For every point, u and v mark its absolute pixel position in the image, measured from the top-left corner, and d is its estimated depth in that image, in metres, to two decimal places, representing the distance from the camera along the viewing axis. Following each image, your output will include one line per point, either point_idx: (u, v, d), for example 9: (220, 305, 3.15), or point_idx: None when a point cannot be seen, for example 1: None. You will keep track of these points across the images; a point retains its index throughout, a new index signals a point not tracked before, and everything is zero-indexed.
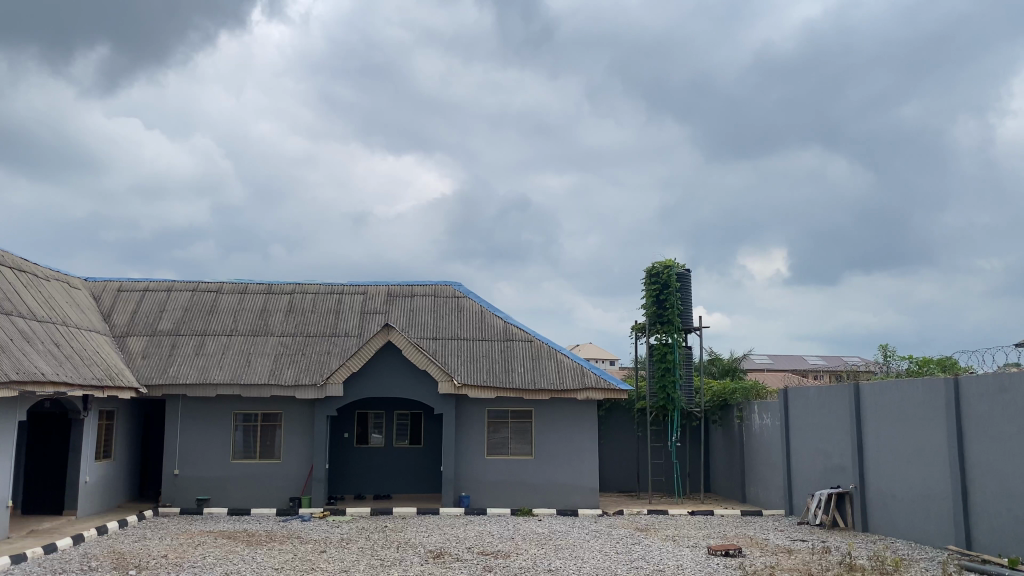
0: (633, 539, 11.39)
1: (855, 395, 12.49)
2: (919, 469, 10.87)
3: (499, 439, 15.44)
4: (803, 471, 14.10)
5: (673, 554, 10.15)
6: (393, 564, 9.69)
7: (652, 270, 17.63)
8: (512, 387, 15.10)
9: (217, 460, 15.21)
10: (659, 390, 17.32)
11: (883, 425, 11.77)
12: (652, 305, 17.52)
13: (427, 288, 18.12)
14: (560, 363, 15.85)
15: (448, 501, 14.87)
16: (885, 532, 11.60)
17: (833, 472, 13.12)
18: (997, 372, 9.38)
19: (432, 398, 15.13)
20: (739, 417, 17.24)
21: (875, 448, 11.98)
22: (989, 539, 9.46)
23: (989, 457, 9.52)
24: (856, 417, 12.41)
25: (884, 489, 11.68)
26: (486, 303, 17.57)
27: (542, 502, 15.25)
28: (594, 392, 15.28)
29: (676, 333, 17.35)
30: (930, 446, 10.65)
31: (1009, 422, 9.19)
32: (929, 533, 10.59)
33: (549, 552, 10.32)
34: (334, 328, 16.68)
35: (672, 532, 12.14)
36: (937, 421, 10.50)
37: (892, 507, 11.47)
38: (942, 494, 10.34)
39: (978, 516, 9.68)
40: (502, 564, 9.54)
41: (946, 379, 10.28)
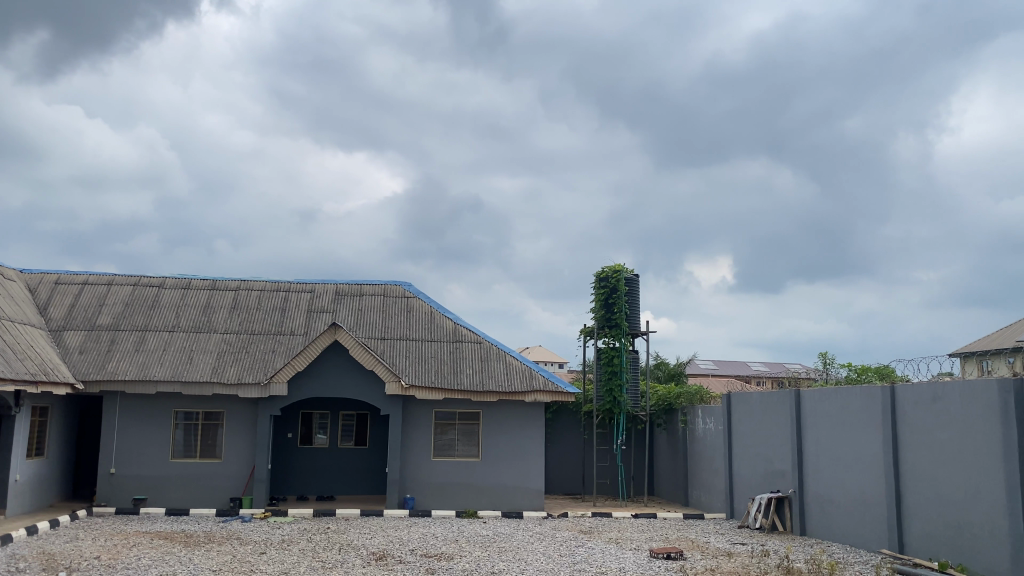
0: (576, 541, 11.45)
1: (795, 402, 12.76)
2: (856, 474, 11.14)
3: (446, 441, 15.37)
4: (743, 474, 14.35)
5: (616, 556, 10.22)
6: (335, 566, 9.58)
7: (602, 274, 17.75)
8: (460, 389, 15.04)
9: (156, 459, 14.85)
10: (606, 393, 17.45)
11: (822, 430, 12.04)
12: (601, 309, 17.65)
13: (376, 287, 17.98)
14: (509, 365, 15.87)
15: (392, 503, 14.76)
16: (822, 535, 11.88)
17: (773, 476, 13.38)
18: (931, 381, 9.67)
19: (379, 399, 15.01)
20: (683, 421, 17.47)
21: (813, 452, 12.25)
22: (921, 543, 9.74)
23: (922, 463, 9.81)
24: (796, 423, 12.68)
25: (822, 494, 11.94)
26: (436, 304, 17.50)
27: (487, 505, 15.25)
28: (542, 395, 15.34)
29: (624, 338, 17.50)
30: (865, 451, 10.95)
31: (941, 430, 9.48)
32: (864, 537, 10.86)
33: (492, 554, 10.33)
34: (279, 327, 16.43)
35: (615, 535, 12.25)
36: (873, 427, 10.79)
37: (828, 511, 11.74)
38: (877, 499, 10.61)
39: (911, 520, 9.95)
40: (445, 566, 9.48)
41: (883, 388, 10.56)
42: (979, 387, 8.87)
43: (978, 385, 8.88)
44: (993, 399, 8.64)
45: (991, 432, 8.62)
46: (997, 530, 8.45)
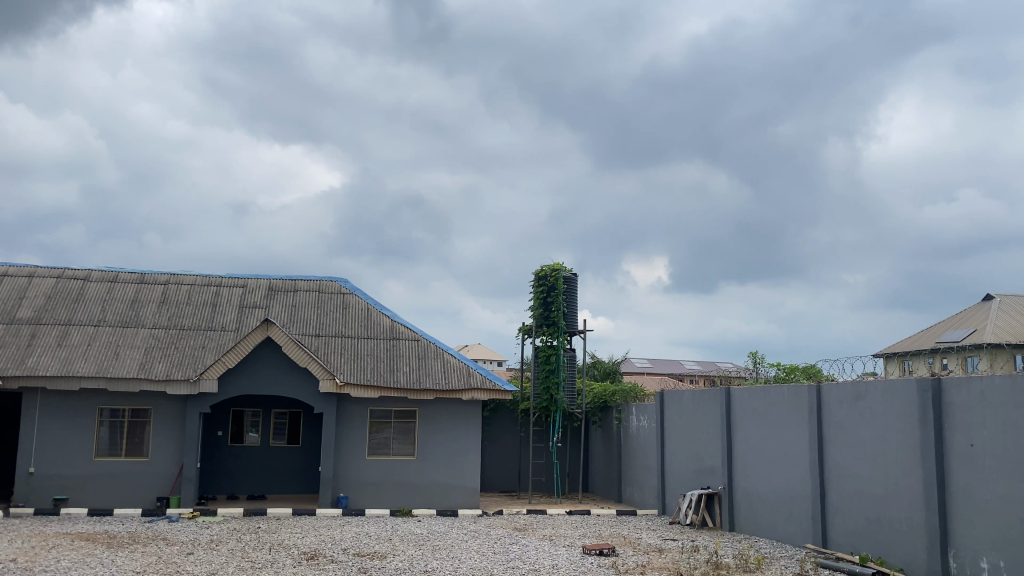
0: (510, 539, 11.48)
1: (726, 400, 13.04)
2: (783, 470, 11.43)
3: (381, 439, 15.23)
4: (675, 471, 14.60)
5: (549, 553, 10.29)
6: (265, 566, 9.41)
7: (541, 273, 17.82)
8: (396, 387, 14.93)
9: (79, 457, 14.37)
10: (542, 391, 17.52)
11: (751, 428, 12.33)
12: (539, 308, 17.72)
13: (311, 283, 17.72)
14: (446, 363, 15.81)
15: (326, 502, 14.56)
16: (749, 531, 12.16)
17: (703, 473, 13.64)
18: (855, 381, 9.98)
19: (313, 397, 14.79)
20: (618, 418, 17.67)
21: (743, 449, 12.53)
22: (843, 538, 10.03)
23: (846, 461, 10.12)
24: (727, 421, 12.96)
25: (750, 490, 12.22)
26: (372, 301, 17.34)
27: (422, 503, 15.19)
28: (479, 392, 15.34)
29: (561, 336, 17.60)
30: (792, 448, 11.24)
31: (864, 427, 9.79)
32: (790, 532, 11.14)
33: (426, 553, 10.29)
34: (210, 322, 16.05)
35: (549, 532, 12.32)
36: (800, 425, 11.09)
37: (756, 507, 12.02)
38: (802, 495, 10.91)
39: (835, 516, 10.25)
40: (378, 565, 9.40)
41: (809, 387, 10.86)
42: (899, 386, 9.19)
43: (899, 385, 9.20)
44: (913, 398, 8.96)
45: (911, 430, 8.94)
46: (915, 525, 8.77)
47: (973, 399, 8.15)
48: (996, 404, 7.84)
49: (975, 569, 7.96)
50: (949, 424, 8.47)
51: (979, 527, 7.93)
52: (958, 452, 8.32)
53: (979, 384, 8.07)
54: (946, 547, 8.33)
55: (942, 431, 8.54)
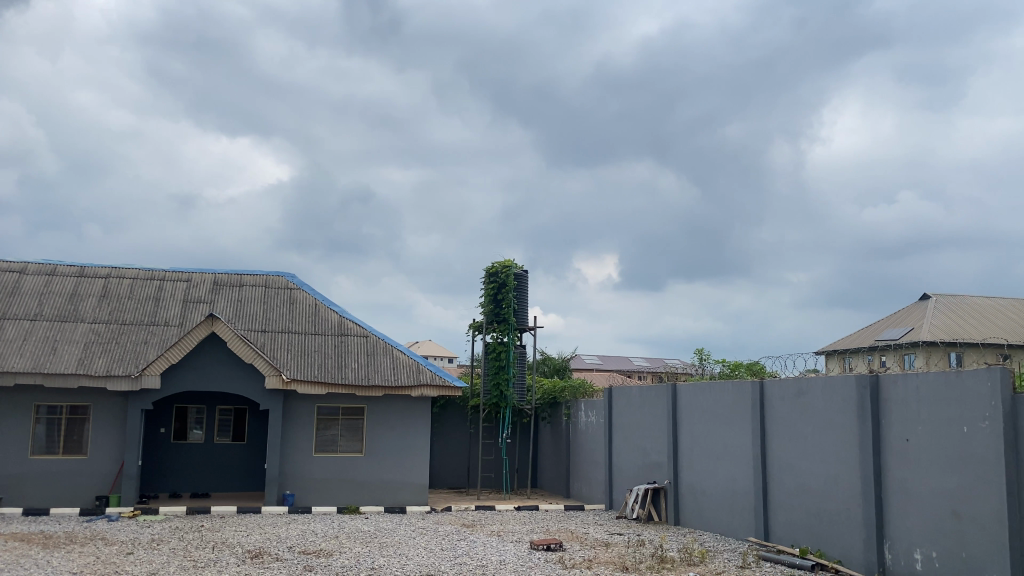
0: (457, 535, 11.48)
1: (673, 396, 13.23)
2: (727, 465, 11.63)
3: (328, 436, 15.09)
4: (622, 466, 14.75)
5: (497, 549, 10.31)
6: (207, 565, 9.24)
7: (492, 269, 17.83)
8: (344, 383, 14.79)
9: (13, 456, 13.94)
10: (492, 387, 17.54)
11: (696, 423, 12.53)
12: (489, 304, 17.74)
13: (257, 278, 17.46)
14: (395, 359, 15.73)
15: (271, 500, 14.37)
16: (694, 524, 12.36)
17: (650, 468, 13.82)
18: (797, 377, 10.21)
19: (258, 393, 14.58)
20: (567, 414, 17.79)
21: (688, 445, 12.72)
22: (784, 531, 10.26)
23: (787, 455, 10.35)
24: (673, 417, 13.14)
25: (695, 484, 12.41)
26: (320, 297, 17.15)
27: (370, 500, 15.10)
28: (428, 389, 15.29)
29: (511, 332, 17.64)
30: (736, 443, 11.46)
31: (805, 423, 10.03)
32: (733, 526, 11.35)
33: (373, 550, 10.23)
34: (152, 317, 15.70)
35: (497, 528, 12.34)
36: (743, 420, 11.30)
37: (701, 501, 12.22)
38: (745, 489, 11.12)
39: (776, 509, 10.48)
40: (323, 563, 9.31)
41: (753, 383, 11.08)
42: (839, 381, 9.43)
43: (839, 381, 9.44)
44: (851, 394, 9.20)
45: (850, 425, 9.18)
46: (852, 517, 9.01)
47: (909, 395, 8.39)
48: (930, 399, 8.09)
49: (909, 560, 8.20)
50: (886, 419, 8.72)
51: (914, 519, 8.17)
52: (894, 446, 8.56)
53: (914, 380, 8.32)
54: (882, 538, 8.58)
55: (879, 426, 8.79)
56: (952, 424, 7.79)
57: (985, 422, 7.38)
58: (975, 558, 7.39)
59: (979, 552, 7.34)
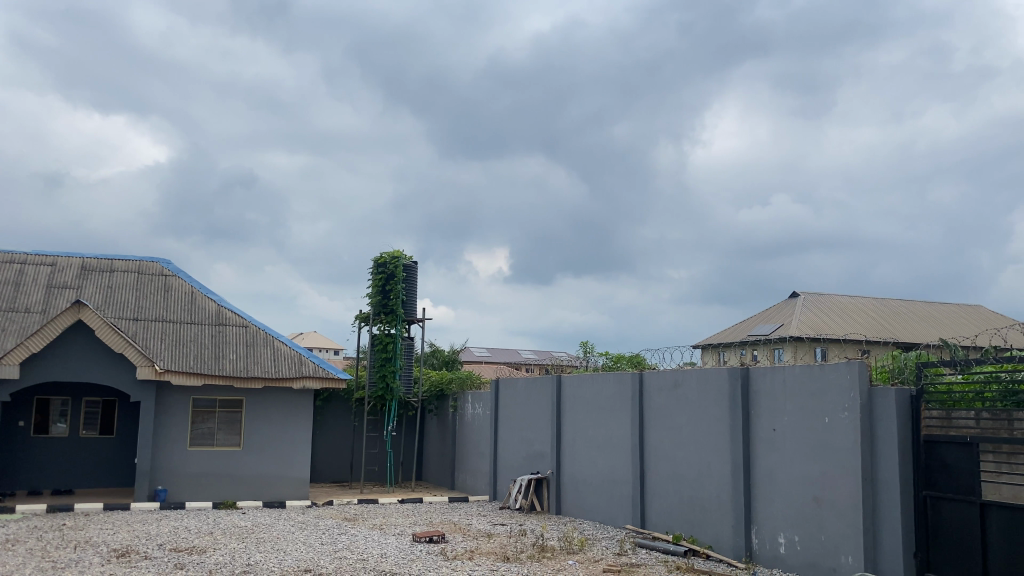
0: (338, 529, 11.30)
1: (556, 387, 13.45)
2: (607, 455, 11.92)
3: (204, 429, 14.54)
4: (507, 457, 14.89)
5: (378, 542, 10.21)
6: (67, 565, 8.75)
7: (380, 260, 17.59)
8: (222, 375, 14.28)
9: None
10: (377, 379, 17.33)
11: (578, 414, 12.79)
12: (376, 295, 17.50)
13: (129, 263, 16.61)
14: (276, 350, 15.31)
15: (141, 496, 13.73)
16: (574, 513, 12.63)
17: (533, 459, 14.01)
18: (674, 369, 10.57)
19: (129, 384, 13.88)
20: (453, 406, 17.80)
21: (570, 435, 12.96)
22: (659, 518, 10.62)
23: (663, 445, 10.71)
24: (556, 408, 13.36)
25: (577, 474, 12.65)
26: (198, 284, 16.49)
27: (248, 495, 14.66)
28: (311, 381, 14.97)
29: (399, 324, 17.48)
30: (615, 433, 11.76)
31: (680, 413, 10.39)
32: (611, 514, 11.66)
33: (249, 546, 9.93)
34: (11, 303, 14.67)
35: (379, 521, 12.20)
36: (623, 411, 11.62)
37: (581, 490, 12.49)
38: (624, 478, 11.42)
39: (652, 498, 10.82)
40: (195, 560, 8.97)
41: (633, 375, 11.40)
42: (712, 373, 9.81)
43: (712, 373, 9.82)
44: (723, 386, 9.60)
45: (722, 416, 9.56)
46: (723, 504, 9.40)
47: (776, 386, 8.83)
48: (796, 391, 8.52)
49: (774, 544, 8.64)
50: (755, 410, 9.14)
51: (779, 505, 8.61)
52: (763, 436, 8.98)
53: (782, 373, 8.75)
54: (750, 524, 9.00)
55: (749, 416, 9.21)
56: (814, 414, 8.25)
57: (845, 413, 7.84)
58: (833, 541, 7.85)
59: (837, 535, 7.80)
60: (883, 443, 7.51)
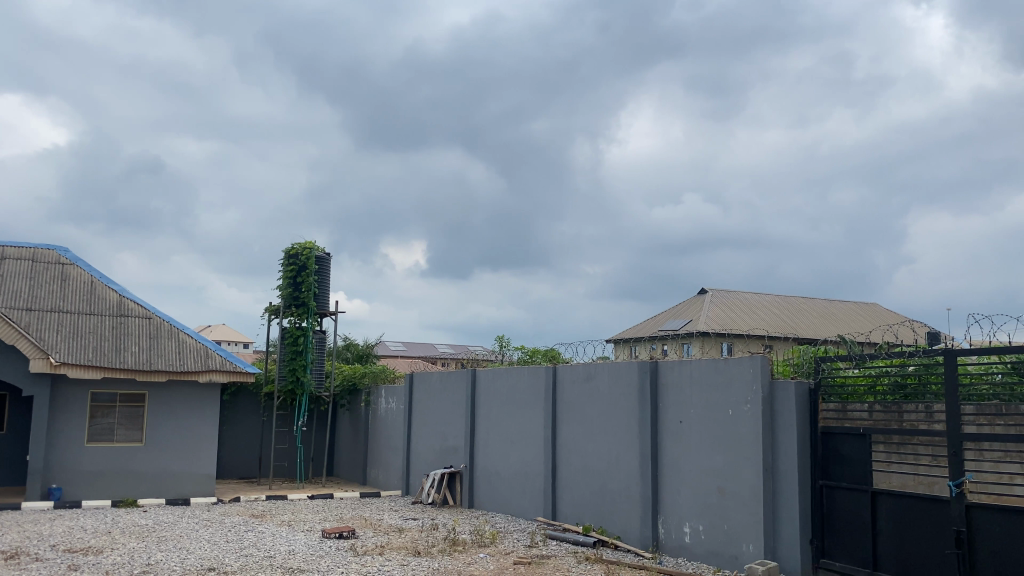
0: (245, 526, 11.03)
1: (470, 381, 13.45)
2: (519, 449, 12.00)
3: (103, 425, 13.95)
4: (420, 452, 14.82)
5: (286, 538, 10.03)
6: None
7: (291, 251, 17.21)
8: (122, 368, 13.73)
9: None
10: (288, 373, 16.97)
11: (492, 408, 12.83)
12: (287, 287, 17.11)
13: (23, 251, 15.78)
14: (182, 343, 14.82)
15: (33, 495, 13.08)
16: (487, 507, 12.68)
17: (447, 453, 13.98)
18: (587, 363, 10.71)
19: (21, 378, 13.20)
20: (366, 400, 17.58)
21: (484, 429, 12.99)
22: (570, 510, 10.76)
23: (574, 438, 10.84)
24: (471, 401, 13.37)
25: (490, 467, 12.71)
26: (98, 274, 15.81)
27: (150, 493, 14.15)
28: (218, 374, 14.54)
29: (311, 317, 17.15)
30: (528, 426, 11.85)
31: (592, 406, 10.54)
32: (523, 506, 11.75)
33: (150, 545, 9.60)
34: None
35: (288, 518, 11.96)
36: (536, 404, 11.71)
37: (494, 484, 12.54)
38: (536, 471, 11.52)
39: (563, 490, 10.95)
40: (91, 561, 8.62)
41: (547, 369, 11.50)
42: (623, 367, 9.98)
43: (623, 367, 9.99)
44: (633, 379, 9.78)
45: (632, 409, 9.75)
46: (632, 495, 9.59)
47: (683, 380, 9.05)
48: (702, 384, 8.74)
49: (679, 534, 8.86)
50: (663, 403, 9.35)
51: (684, 495, 8.84)
52: (670, 428, 9.20)
53: (688, 367, 8.97)
54: (656, 515, 9.21)
55: (657, 409, 9.41)
56: (719, 407, 8.49)
57: (747, 406, 8.10)
58: (735, 530, 8.11)
59: (739, 525, 8.06)
60: (783, 435, 7.80)
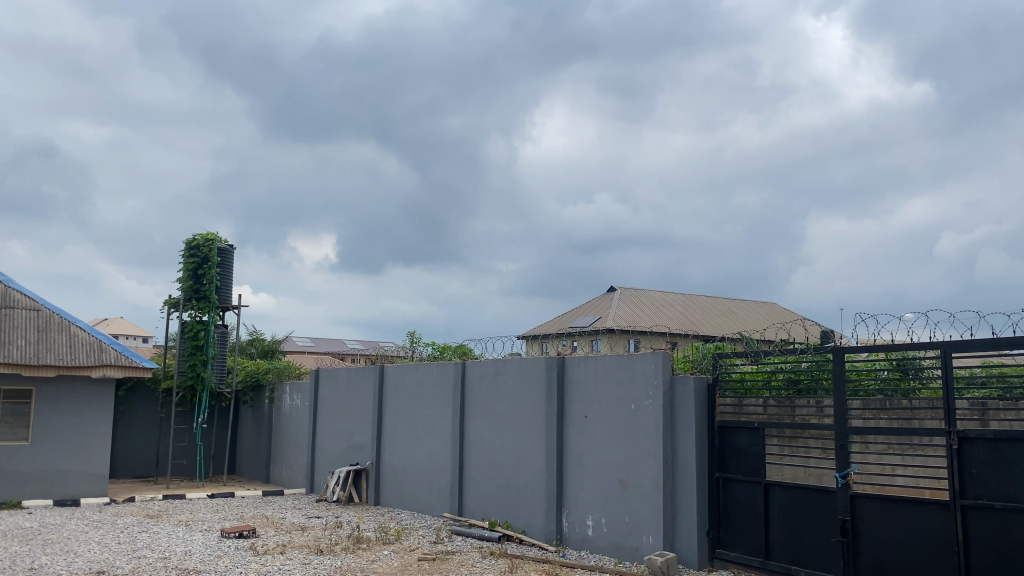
0: (138, 527, 10.60)
1: (378, 377, 13.30)
2: (427, 444, 11.95)
3: None
4: (325, 449, 14.57)
5: (182, 539, 9.69)
6: None
7: (192, 243, 16.62)
8: (7, 363, 12.99)
9: None
10: (187, 368, 16.41)
11: (399, 404, 12.72)
12: (188, 280, 16.52)
13: None
14: (73, 337, 14.12)
15: None
16: (393, 504, 12.58)
17: (353, 450, 13.79)
18: (495, 358, 10.74)
19: None
20: (270, 396, 17.16)
21: (391, 426, 12.87)
22: (476, 505, 10.78)
23: (481, 433, 10.86)
24: (378, 398, 13.23)
25: (396, 464, 12.61)
26: None
27: (36, 494, 13.45)
28: (112, 370, 13.91)
29: (212, 311, 16.62)
30: (436, 422, 11.81)
31: (500, 401, 10.58)
32: (429, 503, 11.71)
33: (34, 548, 9.11)
34: None
35: (185, 517, 11.57)
36: (445, 400, 11.68)
37: (401, 480, 12.45)
38: (443, 467, 11.49)
39: (470, 486, 10.96)
40: None
41: (456, 364, 11.48)
42: (530, 363, 10.05)
43: (530, 362, 10.06)
44: (540, 374, 9.86)
45: (538, 404, 9.83)
46: (536, 489, 9.67)
47: (588, 375, 9.18)
48: (607, 380, 8.89)
49: (582, 527, 8.99)
50: (569, 397, 9.46)
51: (588, 489, 8.98)
52: (575, 422, 9.32)
53: (594, 362, 9.10)
54: (561, 508, 9.32)
55: (563, 403, 9.52)
56: (622, 402, 8.64)
57: (648, 400, 8.27)
58: (636, 522, 8.27)
59: (640, 517, 8.22)
60: (682, 428, 8.01)
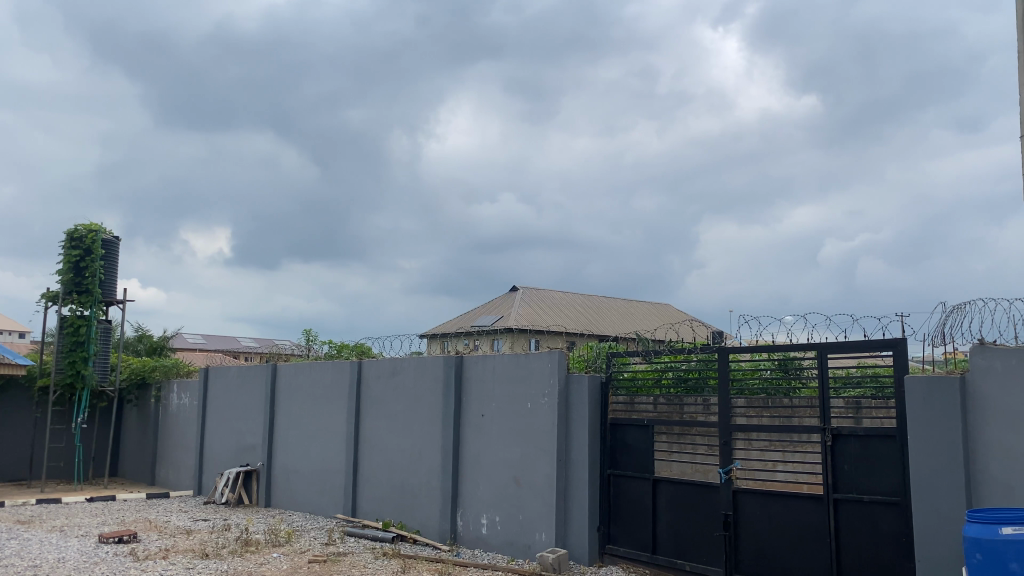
0: (7, 534, 9.96)
1: (271, 376, 12.95)
2: (320, 445, 11.72)
3: None
4: (214, 450, 14.10)
5: (55, 546, 9.16)
6: None
7: (73, 233, 15.74)
8: None
9: None
10: (66, 365, 15.56)
11: (293, 403, 12.43)
12: (68, 272, 15.65)
13: None
14: None
15: None
16: (284, 506, 12.29)
17: (243, 451, 13.40)
18: (392, 357, 10.63)
19: None
20: (156, 395, 16.48)
21: (284, 425, 12.56)
22: (370, 506, 10.65)
23: (377, 432, 10.74)
24: (270, 397, 12.88)
25: (288, 465, 12.31)
26: None
27: None
28: None
29: (95, 305, 15.81)
30: (331, 422, 11.59)
31: (396, 400, 10.48)
32: (322, 503, 11.50)
33: None
34: None
35: (60, 523, 10.95)
36: (340, 400, 11.48)
37: (292, 481, 12.17)
38: (337, 468, 11.30)
39: (364, 486, 10.82)
40: None
41: (352, 363, 11.30)
42: (428, 361, 10.00)
43: (427, 361, 10.01)
44: (437, 373, 9.82)
45: (435, 402, 9.80)
46: (431, 488, 9.63)
47: (486, 374, 9.20)
48: (503, 378, 8.93)
49: (476, 525, 9.01)
50: (466, 396, 9.47)
51: (482, 487, 9.01)
52: (471, 421, 9.34)
53: (491, 361, 9.13)
54: (455, 507, 9.31)
55: (460, 402, 9.52)
56: (518, 401, 8.70)
57: (544, 399, 8.36)
58: (529, 519, 8.35)
59: (532, 515, 8.30)
60: (576, 426, 8.13)
